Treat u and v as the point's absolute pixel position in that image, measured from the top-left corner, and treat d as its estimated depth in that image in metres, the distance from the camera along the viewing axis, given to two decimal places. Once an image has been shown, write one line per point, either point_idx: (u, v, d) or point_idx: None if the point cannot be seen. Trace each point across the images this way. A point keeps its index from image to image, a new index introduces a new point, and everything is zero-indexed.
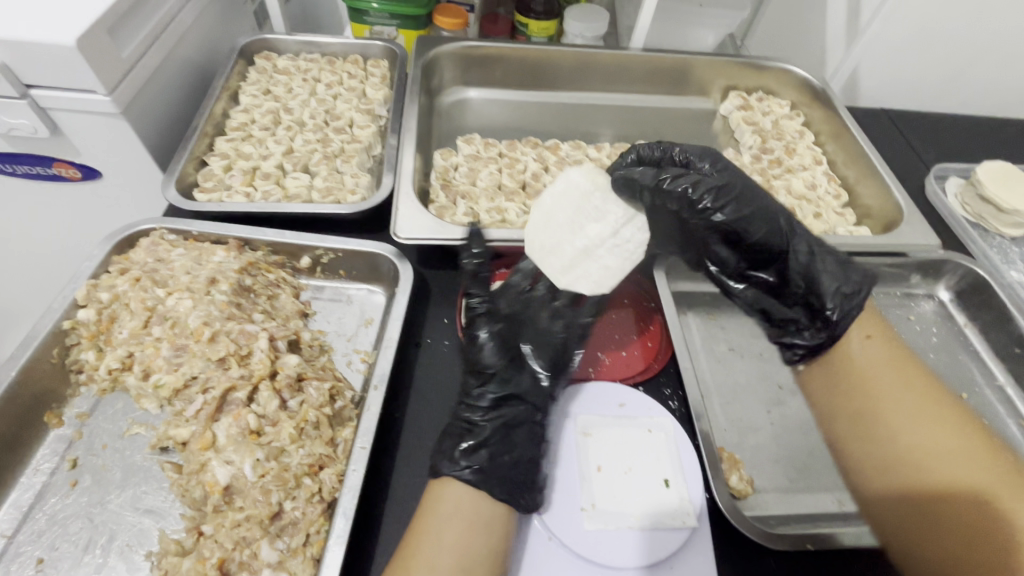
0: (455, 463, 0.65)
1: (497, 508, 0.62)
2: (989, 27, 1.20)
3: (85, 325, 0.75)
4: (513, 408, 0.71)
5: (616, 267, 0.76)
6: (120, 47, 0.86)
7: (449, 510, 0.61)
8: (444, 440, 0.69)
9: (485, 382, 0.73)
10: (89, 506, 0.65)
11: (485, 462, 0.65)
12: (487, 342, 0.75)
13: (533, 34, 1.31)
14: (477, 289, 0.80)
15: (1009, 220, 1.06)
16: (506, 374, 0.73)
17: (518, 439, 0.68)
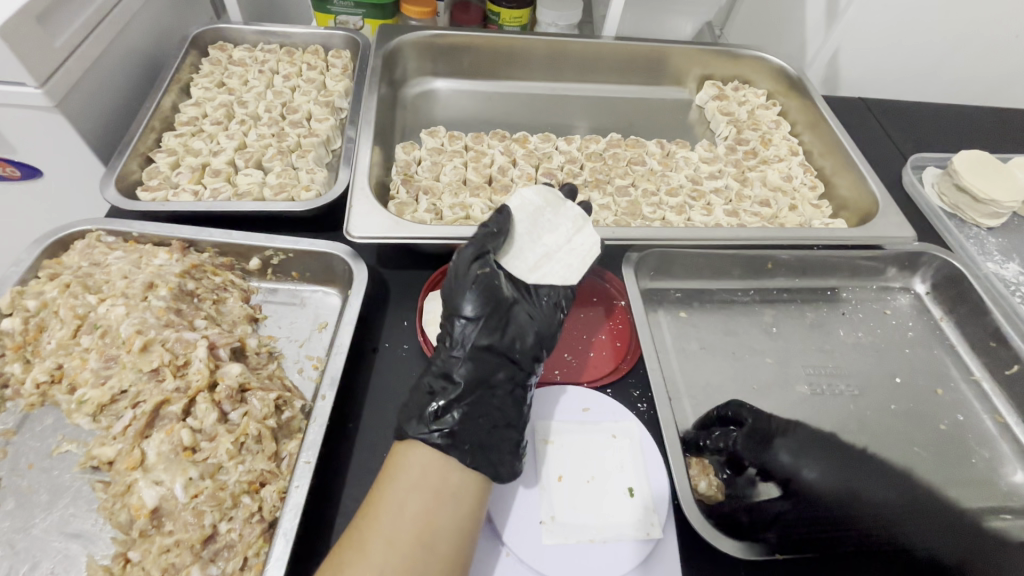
0: (425, 427, 0.60)
1: (465, 476, 0.59)
2: (966, 11, 1.18)
3: (11, 336, 0.70)
4: (493, 368, 0.64)
5: (579, 261, 0.74)
6: (53, 36, 0.80)
7: (412, 478, 0.57)
8: (413, 395, 0.64)
9: (470, 337, 0.65)
10: (10, 531, 0.60)
11: (456, 427, 0.60)
12: (475, 293, 0.66)
13: (504, 23, 1.26)
14: (471, 251, 0.68)
15: (986, 210, 1.04)
16: (493, 332, 0.65)
17: (498, 404, 0.64)
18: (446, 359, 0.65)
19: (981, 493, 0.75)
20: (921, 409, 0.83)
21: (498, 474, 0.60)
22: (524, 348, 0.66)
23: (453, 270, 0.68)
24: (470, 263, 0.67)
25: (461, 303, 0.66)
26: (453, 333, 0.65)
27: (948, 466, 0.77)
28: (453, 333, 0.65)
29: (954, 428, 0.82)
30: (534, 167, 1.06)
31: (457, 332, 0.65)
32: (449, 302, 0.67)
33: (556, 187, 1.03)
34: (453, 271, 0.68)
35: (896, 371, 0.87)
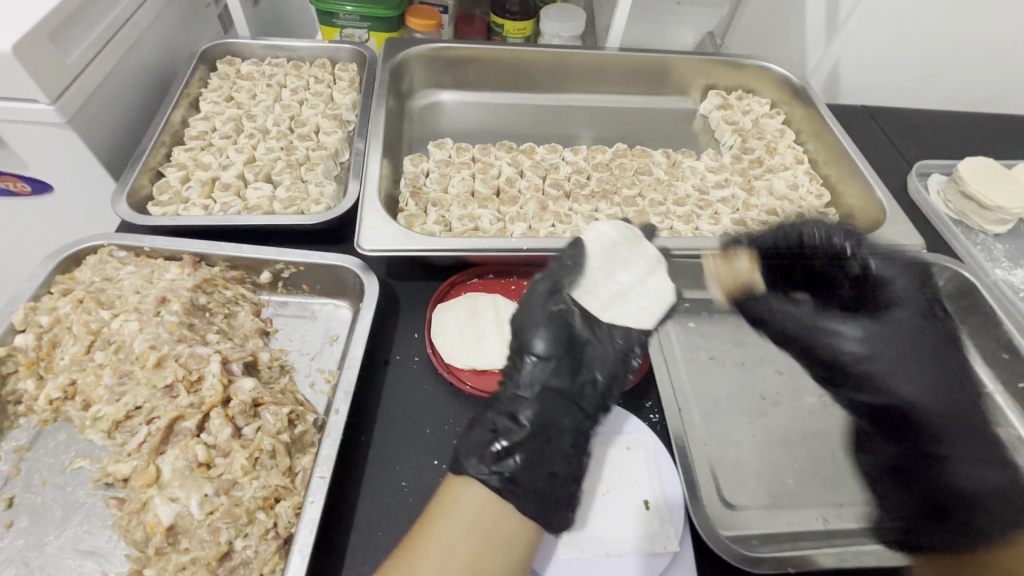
0: (485, 467, 0.58)
1: (521, 522, 0.56)
2: (967, 20, 1.19)
3: (24, 351, 0.70)
4: (561, 409, 0.63)
5: (658, 299, 0.69)
6: (64, 53, 0.80)
7: (466, 517, 0.55)
8: (473, 431, 0.62)
9: (539, 375, 0.64)
10: (24, 549, 0.60)
11: (518, 471, 0.58)
12: (547, 330, 0.66)
13: (508, 34, 1.27)
14: (547, 288, 0.69)
15: (993, 218, 1.04)
16: (563, 371, 0.65)
17: (560, 447, 0.62)
18: (511, 395, 0.64)
19: None
20: None
21: (551, 524, 0.58)
22: (592, 393, 0.66)
23: (525, 305, 0.69)
24: (544, 300, 0.68)
25: (531, 339, 0.66)
26: (521, 369, 0.65)
27: None
28: (523, 369, 0.65)
29: None
30: (542, 178, 1.06)
31: (526, 368, 0.65)
32: (519, 337, 0.68)
33: (563, 198, 1.03)
34: (523, 305, 0.70)
35: None
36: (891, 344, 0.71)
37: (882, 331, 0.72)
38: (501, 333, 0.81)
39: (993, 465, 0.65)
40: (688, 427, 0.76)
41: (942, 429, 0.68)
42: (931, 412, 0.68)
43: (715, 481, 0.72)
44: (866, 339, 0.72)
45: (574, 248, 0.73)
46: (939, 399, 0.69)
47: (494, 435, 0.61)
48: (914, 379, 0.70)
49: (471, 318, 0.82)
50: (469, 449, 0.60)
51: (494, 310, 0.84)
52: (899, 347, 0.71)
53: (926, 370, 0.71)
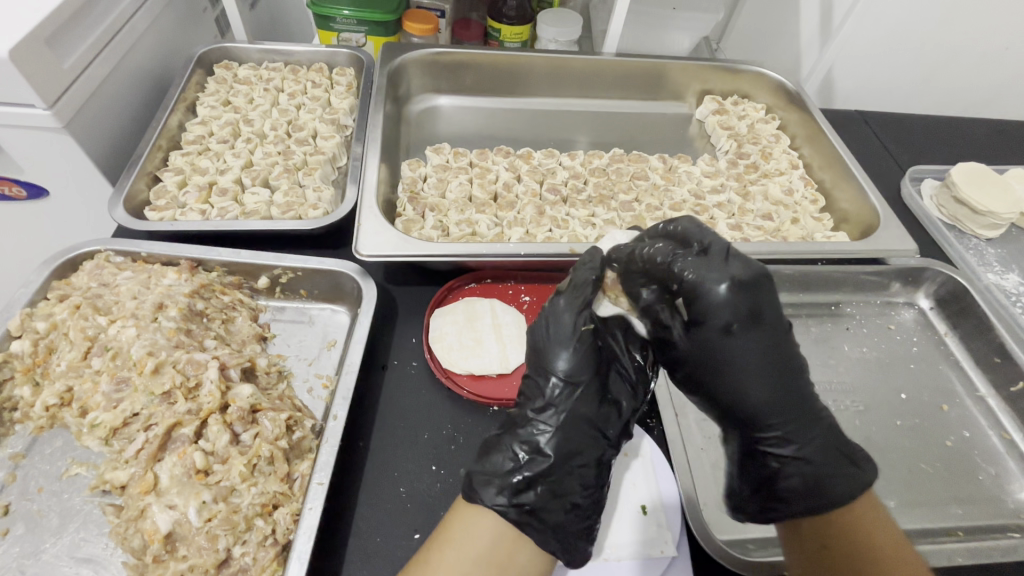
0: (502, 498, 0.58)
1: (534, 553, 0.58)
2: (958, 28, 1.21)
3: (20, 358, 0.70)
4: (586, 435, 0.64)
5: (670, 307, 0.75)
6: (61, 58, 0.80)
7: (481, 548, 0.56)
8: (494, 456, 0.62)
9: (562, 398, 0.65)
10: (20, 557, 0.59)
11: (538, 499, 0.59)
12: (573, 352, 0.66)
13: (505, 39, 1.27)
14: (567, 303, 0.68)
15: (985, 222, 1.06)
16: (587, 394, 0.66)
17: (579, 476, 0.62)
18: (532, 417, 0.65)
19: (988, 509, 0.75)
20: (926, 423, 0.84)
21: (567, 554, 0.59)
22: (616, 422, 0.66)
23: (547, 321, 0.69)
24: (570, 318, 0.68)
25: (555, 361, 0.67)
26: (545, 390, 0.66)
27: (955, 482, 0.78)
28: (546, 391, 0.66)
29: (959, 442, 0.82)
30: (539, 183, 1.07)
31: (549, 390, 0.66)
32: (540, 357, 0.68)
33: (560, 204, 1.04)
34: (544, 321, 0.69)
35: (901, 385, 0.88)
36: (718, 353, 0.63)
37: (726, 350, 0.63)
38: (500, 337, 0.81)
39: (808, 430, 0.64)
40: (685, 431, 0.76)
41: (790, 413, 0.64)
42: (769, 406, 0.63)
43: (713, 487, 0.72)
44: (718, 340, 0.63)
45: (593, 257, 0.71)
46: (782, 406, 0.63)
47: (514, 460, 0.61)
48: (759, 379, 0.63)
49: (468, 323, 0.82)
50: (488, 473, 0.61)
51: (492, 315, 0.84)
52: (761, 359, 0.63)
53: (769, 376, 0.63)
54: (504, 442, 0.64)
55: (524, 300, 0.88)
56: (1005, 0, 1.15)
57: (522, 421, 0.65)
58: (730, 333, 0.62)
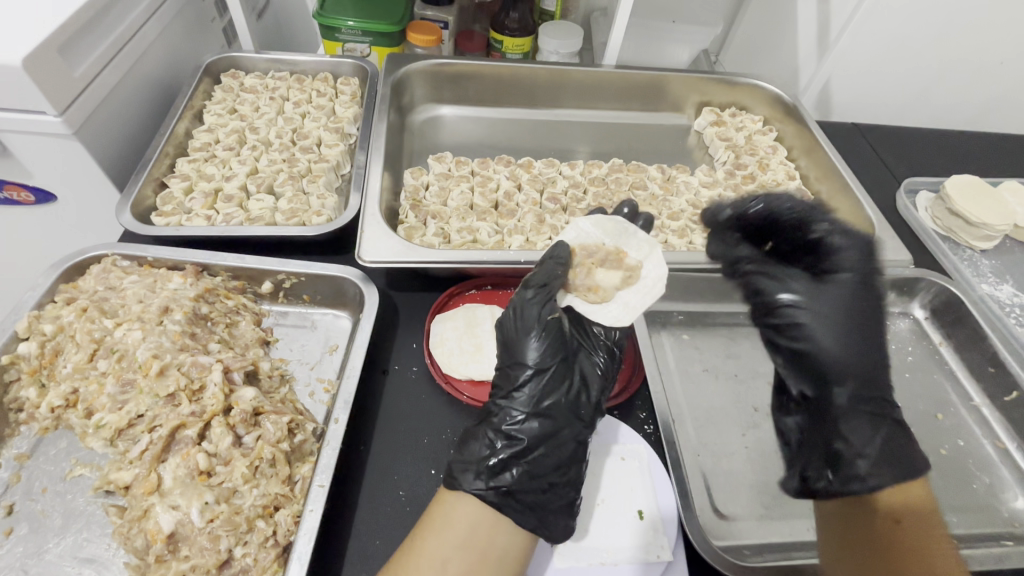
0: (478, 482, 0.60)
1: (513, 531, 0.59)
2: (951, 44, 1.23)
3: (27, 359, 0.71)
4: (551, 415, 0.64)
5: (647, 294, 0.76)
6: (72, 66, 0.82)
7: (458, 532, 0.57)
8: (471, 444, 0.64)
9: (529, 383, 0.66)
10: (24, 557, 0.60)
11: (508, 480, 0.61)
12: (540, 339, 0.67)
13: (507, 51, 1.29)
14: (533, 292, 0.70)
15: (979, 234, 1.07)
16: (554, 378, 0.66)
17: (553, 457, 0.63)
18: (502, 404, 0.66)
19: (983, 517, 0.76)
20: (921, 432, 0.84)
21: (548, 531, 0.61)
22: (588, 403, 0.67)
23: (512, 315, 0.70)
24: (536, 309, 0.69)
25: (522, 351, 0.68)
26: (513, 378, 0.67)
27: (950, 490, 0.78)
28: (514, 379, 0.67)
29: (954, 451, 0.83)
30: (539, 192, 1.08)
31: (518, 378, 0.67)
32: (509, 347, 0.69)
33: (560, 212, 1.05)
34: (511, 314, 0.70)
35: (897, 394, 0.88)
36: (841, 324, 0.77)
37: (831, 321, 0.77)
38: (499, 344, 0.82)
39: (881, 418, 0.73)
40: (682, 438, 0.77)
41: (845, 371, 0.75)
42: (842, 368, 0.75)
43: (709, 494, 0.73)
44: (845, 311, 0.77)
45: (558, 249, 0.74)
46: (865, 385, 0.75)
47: (491, 447, 0.63)
48: (854, 349, 0.76)
49: (469, 329, 0.84)
50: (466, 459, 0.63)
51: (492, 321, 0.85)
52: (847, 341, 0.76)
53: (862, 352, 0.76)
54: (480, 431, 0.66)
55: None
56: (997, 18, 1.18)
57: (496, 410, 0.66)
58: (852, 304, 0.78)
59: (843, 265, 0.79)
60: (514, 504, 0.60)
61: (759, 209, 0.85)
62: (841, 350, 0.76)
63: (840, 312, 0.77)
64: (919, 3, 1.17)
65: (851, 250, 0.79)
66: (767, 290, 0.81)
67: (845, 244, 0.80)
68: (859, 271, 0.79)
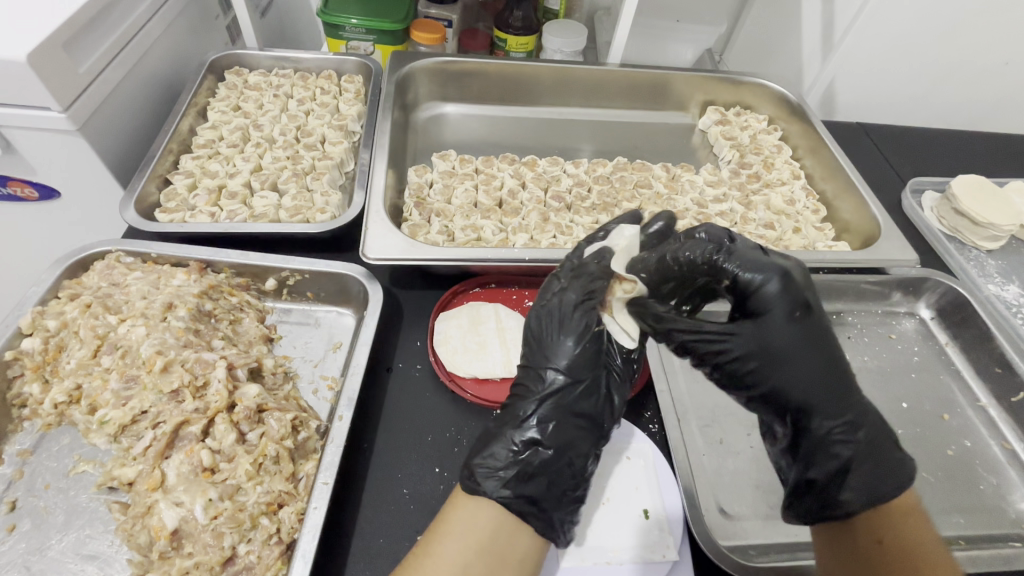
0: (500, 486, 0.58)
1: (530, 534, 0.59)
2: (957, 43, 1.23)
3: (30, 355, 0.71)
4: (576, 427, 0.63)
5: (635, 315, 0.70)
6: (76, 62, 0.81)
7: (475, 537, 0.56)
8: (493, 446, 0.62)
9: (561, 392, 0.64)
10: (27, 553, 0.60)
11: (529, 481, 0.59)
12: (580, 347, 0.64)
13: (511, 49, 1.29)
14: (575, 293, 0.66)
15: (986, 234, 1.06)
16: (586, 389, 0.64)
17: (572, 466, 0.62)
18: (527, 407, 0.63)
19: (990, 518, 0.75)
20: (928, 433, 0.84)
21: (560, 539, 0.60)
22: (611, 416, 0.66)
23: (554, 315, 0.66)
24: (581, 315, 0.65)
25: (558, 354, 0.65)
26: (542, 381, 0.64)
27: (957, 492, 0.78)
28: (544, 383, 0.64)
29: (961, 452, 0.83)
30: (543, 190, 1.08)
31: (550, 382, 0.64)
32: (543, 347, 0.66)
33: (564, 210, 1.05)
34: (550, 314, 0.67)
35: (903, 395, 0.88)
36: (798, 385, 0.64)
37: (782, 381, 0.64)
38: (503, 342, 0.82)
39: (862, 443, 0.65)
40: (688, 437, 0.76)
41: (813, 402, 0.65)
42: (809, 400, 0.65)
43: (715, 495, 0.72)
44: (799, 352, 0.64)
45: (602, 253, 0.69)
46: (842, 419, 0.65)
47: (515, 451, 0.61)
48: (816, 386, 0.65)
49: (473, 327, 0.83)
50: (488, 458, 0.60)
51: (497, 320, 0.85)
52: (803, 389, 0.64)
53: (818, 396, 0.65)
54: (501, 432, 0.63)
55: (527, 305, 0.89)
56: (1003, 18, 1.17)
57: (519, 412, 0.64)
58: (807, 338, 0.64)
59: (772, 291, 0.62)
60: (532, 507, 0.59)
61: (713, 233, 0.68)
62: (802, 388, 0.65)
63: (797, 351, 0.63)
64: (926, 2, 1.16)
65: (771, 282, 0.62)
66: (716, 343, 0.64)
67: (775, 265, 0.63)
68: (791, 297, 0.63)
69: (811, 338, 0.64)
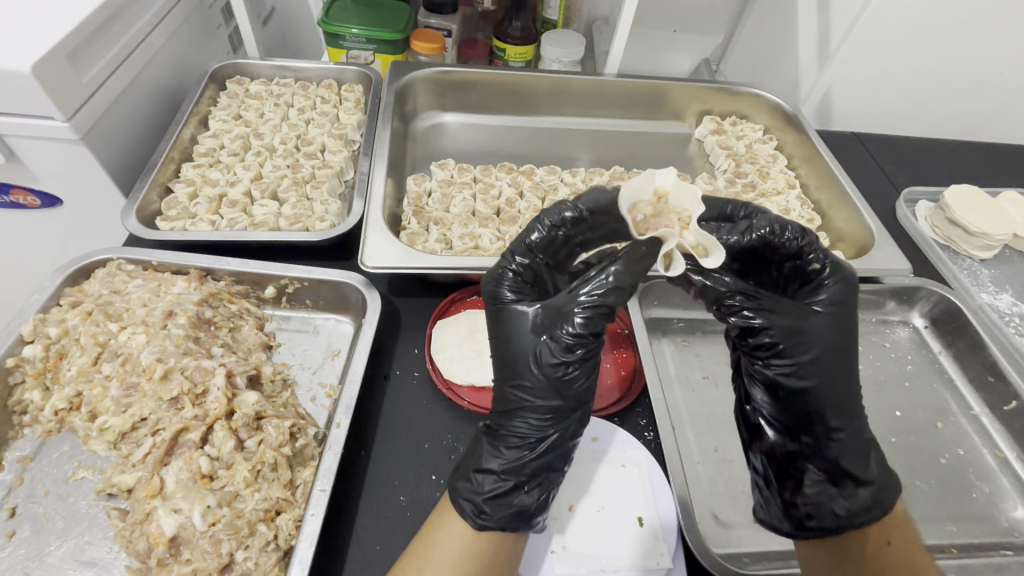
0: (487, 510, 0.57)
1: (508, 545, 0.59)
2: (950, 54, 1.25)
3: (31, 362, 0.72)
4: (557, 441, 0.60)
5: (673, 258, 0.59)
6: (80, 73, 0.83)
7: (448, 555, 0.56)
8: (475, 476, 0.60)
9: (533, 407, 0.61)
10: (26, 559, 0.60)
11: (503, 505, 0.58)
12: (540, 358, 0.60)
13: (510, 59, 1.31)
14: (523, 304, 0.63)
15: (979, 243, 1.07)
16: (559, 401, 0.60)
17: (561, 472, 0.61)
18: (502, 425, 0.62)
19: (983, 527, 0.76)
20: (921, 441, 0.85)
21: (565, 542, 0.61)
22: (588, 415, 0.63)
23: (504, 328, 0.63)
24: (531, 326, 0.62)
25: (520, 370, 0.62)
26: (514, 400, 0.62)
27: (950, 500, 0.78)
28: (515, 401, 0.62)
29: (953, 460, 0.83)
30: (541, 199, 1.09)
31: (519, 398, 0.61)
32: (504, 363, 0.63)
33: None
34: (501, 327, 0.64)
35: (896, 403, 0.89)
36: (828, 383, 0.63)
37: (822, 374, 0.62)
38: None
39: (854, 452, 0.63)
40: (682, 446, 0.77)
41: (828, 406, 0.62)
42: (825, 405, 0.62)
43: (709, 503, 0.72)
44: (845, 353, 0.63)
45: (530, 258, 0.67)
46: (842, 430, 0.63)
47: (496, 474, 0.59)
48: (838, 386, 0.63)
49: (470, 335, 0.84)
50: (470, 481, 0.60)
51: None
52: (833, 387, 0.63)
53: (842, 403, 0.63)
54: (484, 458, 0.61)
55: None
56: (994, 30, 1.19)
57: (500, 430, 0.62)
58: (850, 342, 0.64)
59: (825, 295, 0.65)
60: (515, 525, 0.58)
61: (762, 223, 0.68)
62: (836, 383, 0.63)
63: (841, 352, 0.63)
64: (920, 13, 1.18)
65: (832, 283, 0.65)
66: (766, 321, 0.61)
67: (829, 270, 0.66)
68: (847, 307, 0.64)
69: (848, 341, 0.64)
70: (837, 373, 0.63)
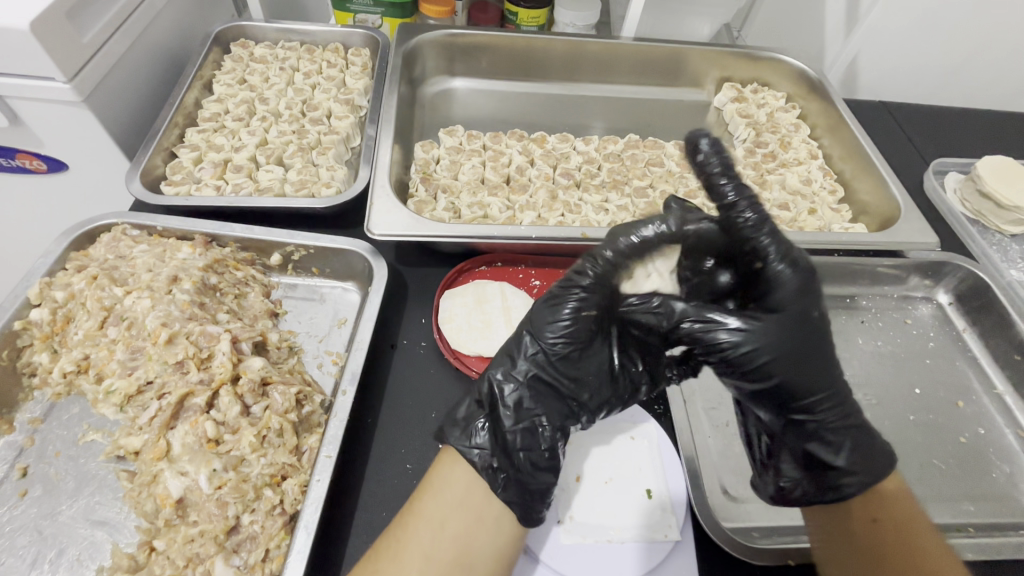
0: (465, 442, 0.59)
1: (518, 529, 0.57)
2: (991, 19, 1.17)
3: (39, 326, 0.72)
4: (530, 400, 0.60)
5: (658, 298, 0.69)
6: (80, 32, 0.80)
7: (452, 501, 0.57)
8: (465, 404, 0.63)
9: (563, 370, 0.61)
10: (39, 517, 0.61)
11: (515, 474, 0.57)
12: (557, 305, 0.61)
13: (522, 23, 1.25)
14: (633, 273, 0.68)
15: (1010, 218, 1.02)
16: (565, 351, 0.61)
17: (548, 440, 0.59)
18: (500, 386, 0.61)
19: (1003, 508, 0.74)
20: (940, 419, 0.82)
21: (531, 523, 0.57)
22: (585, 399, 0.63)
23: (562, 302, 0.60)
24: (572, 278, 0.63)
25: (550, 324, 0.61)
26: (520, 365, 0.61)
27: (968, 479, 0.76)
28: (537, 365, 0.61)
29: (973, 439, 0.81)
30: (552, 167, 1.06)
31: (550, 363, 0.61)
32: (540, 322, 0.61)
33: (573, 188, 1.03)
34: (559, 297, 0.61)
35: (916, 380, 0.86)
36: (792, 336, 0.59)
37: (784, 323, 0.59)
38: (508, 321, 0.81)
39: (845, 393, 0.63)
40: (692, 418, 0.75)
41: (812, 382, 0.61)
42: (805, 384, 0.61)
43: (719, 479, 0.71)
44: (797, 292, 0.60)
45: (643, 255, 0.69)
46: (825, 375, 0.61)
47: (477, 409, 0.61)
48: (813, 367, 0.61)
49: (478, 305, 0.82)
50: (463, 434, 0.59)
51: (502, 298, 0.84)
52: (802, 338, 0.60)
53: (819, 355, 0.61)
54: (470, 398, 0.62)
55: (534, 284, 0.88)
56: None
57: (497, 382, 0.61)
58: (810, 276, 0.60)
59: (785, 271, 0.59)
60: (529, 500, 0.57)
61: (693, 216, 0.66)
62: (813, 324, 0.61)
63: (799, 291, 0.59)
64: None
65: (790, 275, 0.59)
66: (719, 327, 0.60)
67: (741, 177, 0.60)
68: (776, 239, 0.60)
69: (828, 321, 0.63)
70: (817, 353, 0.61)
